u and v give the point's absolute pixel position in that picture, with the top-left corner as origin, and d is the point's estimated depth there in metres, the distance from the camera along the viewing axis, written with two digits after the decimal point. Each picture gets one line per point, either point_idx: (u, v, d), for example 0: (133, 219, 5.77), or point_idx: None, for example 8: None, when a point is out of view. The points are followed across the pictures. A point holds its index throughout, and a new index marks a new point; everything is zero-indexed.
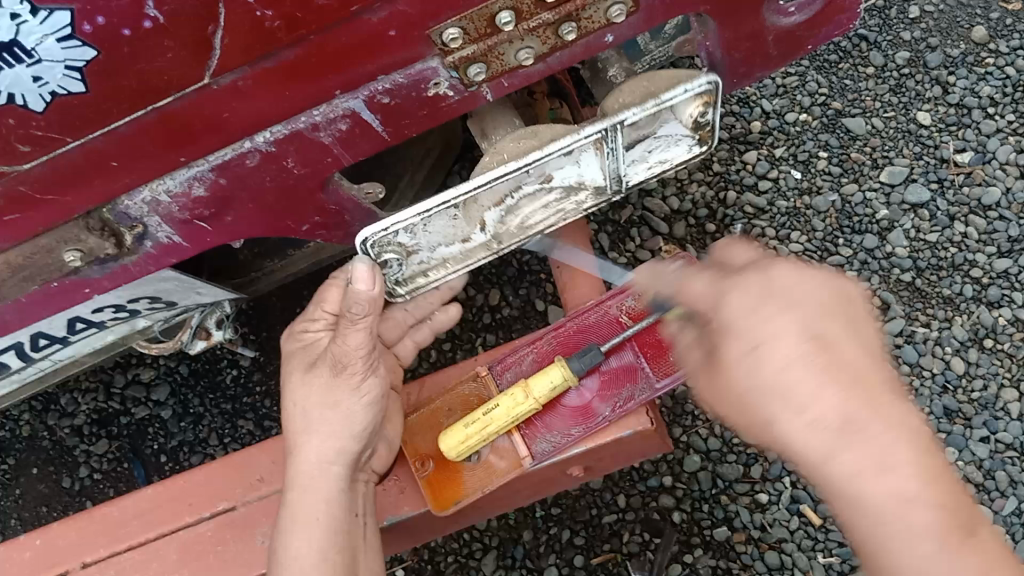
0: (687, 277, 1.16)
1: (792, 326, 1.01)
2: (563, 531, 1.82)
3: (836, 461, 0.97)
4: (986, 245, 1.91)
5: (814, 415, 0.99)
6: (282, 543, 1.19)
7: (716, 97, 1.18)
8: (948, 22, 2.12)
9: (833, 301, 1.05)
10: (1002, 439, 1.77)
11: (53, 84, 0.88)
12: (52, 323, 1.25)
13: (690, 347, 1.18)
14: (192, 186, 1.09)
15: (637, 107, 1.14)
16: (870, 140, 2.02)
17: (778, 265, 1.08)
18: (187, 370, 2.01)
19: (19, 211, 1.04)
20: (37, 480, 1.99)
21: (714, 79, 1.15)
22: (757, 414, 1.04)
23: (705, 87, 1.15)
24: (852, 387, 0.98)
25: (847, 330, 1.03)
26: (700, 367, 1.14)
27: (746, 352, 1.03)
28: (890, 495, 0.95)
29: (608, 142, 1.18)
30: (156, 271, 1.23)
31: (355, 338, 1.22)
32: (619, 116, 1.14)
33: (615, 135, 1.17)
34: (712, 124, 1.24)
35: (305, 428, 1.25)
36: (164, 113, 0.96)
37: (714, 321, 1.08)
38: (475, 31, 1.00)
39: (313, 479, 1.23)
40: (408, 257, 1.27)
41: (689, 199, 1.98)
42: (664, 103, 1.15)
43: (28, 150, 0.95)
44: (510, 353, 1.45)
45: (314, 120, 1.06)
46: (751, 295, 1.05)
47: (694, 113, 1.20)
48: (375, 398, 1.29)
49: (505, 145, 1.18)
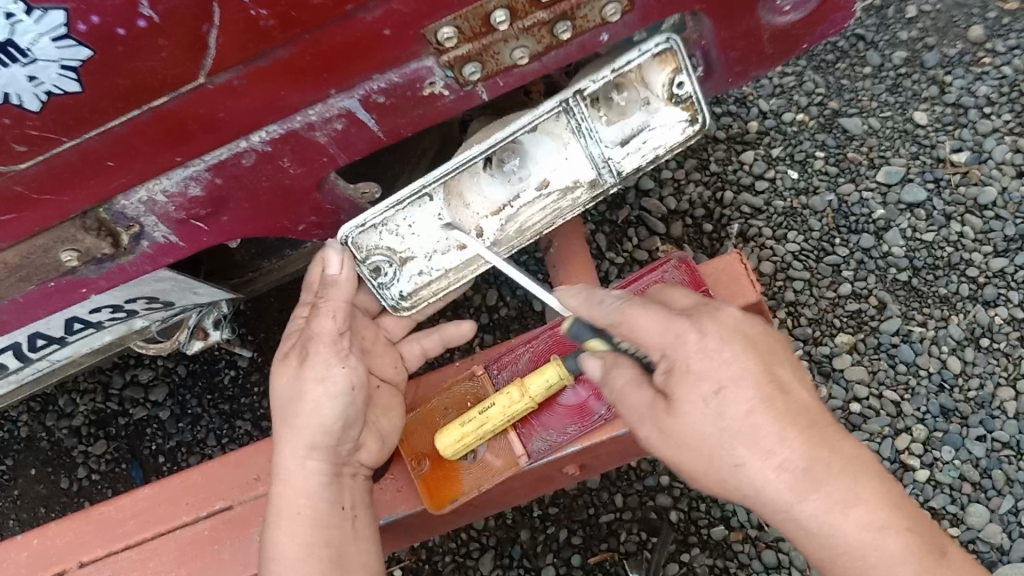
0: (626, 304, 1.05)
1: (756, 369, 0.97)
2: (561, 530, 1.82)
3: (804, 501, 0.94)
4: (982, 244, 1.92)
5: (782, 459, 0.95)
6: (265, 543, 1.20)
7: (680, 59, 1.16)
8: (944, 22, 2.13)
9: (781, 346, 1.03)
10: (998, 438, 1.78)
11: (48, 83, 0.88)
12: (49, 323, 1.25)
13: (629, 387, 1.05)
14: (188, 186, 1.09)
15: (594, 75, 1.16)
16: (867, 140, 2.02)
17: (728, 307, 1.03)
18: (185, 370, 2.02)
19: (15, 211, 1.04)
20: (35, 480, 1.99)
21: (671, 38, 1.13)
22: (721, 464, 0.97)
23: (663, 47, 1.14)
24: (810, 430, 0.96)
25: (798, 375, 1.01)
26: (649, 417, 1.02)
27: (709, 397, 0.96)
28: (860, 531, 0.93)
29: (576, 118, 1.21)
30: (153, 271, 1.23)
31: (321, 324, 1.24)
32: (576, 85, 1.16)
33: (581, 109, 1.20)
34: (693, 96, 1.21)
35: (282, 422, 1.24)
36: (159, 113, 0.97)
37: (669, 356, 1.00)
38: (470, 30, 1.00)
39: (292, 471, 1.22)
40: (404, 265, 1.32)
41: (686, 199, 1.99)
42: (622, 70, 1.16)
43: (23, 150, 0.95)
44: (506, 351, 1.45)
45: (309, 120, 1.06)
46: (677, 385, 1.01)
47: (667, 81, 1.20)
48: (346, 386, 1.23)
49: (479, 137, 1.26)
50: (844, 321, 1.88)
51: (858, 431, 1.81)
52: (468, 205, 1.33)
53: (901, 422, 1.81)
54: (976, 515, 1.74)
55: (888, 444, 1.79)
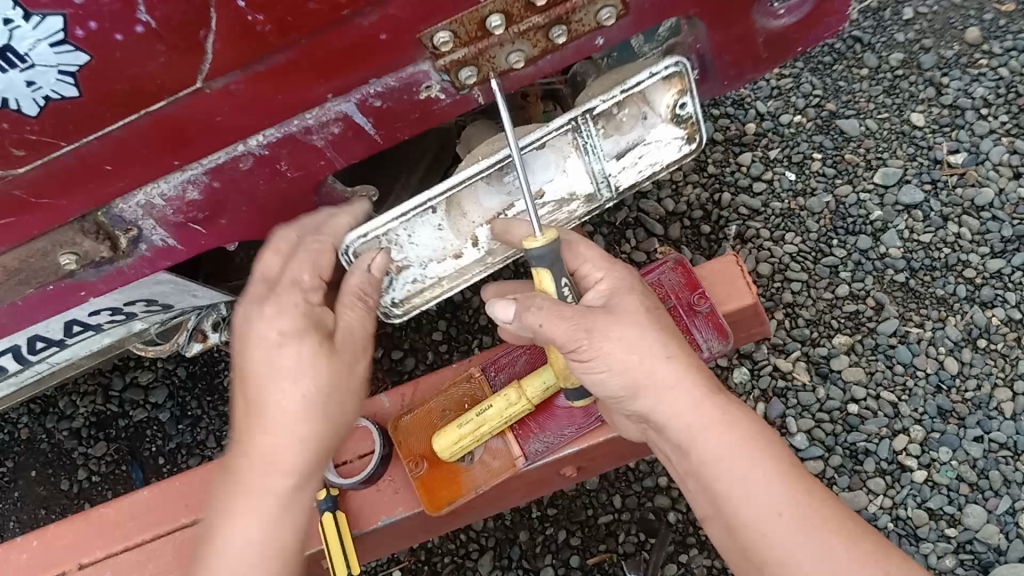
0: None
1: None
2: (559, 531, 1.83)
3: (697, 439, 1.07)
4: (980, 245, 1.92)
5: None
6: (261, 531, 1.07)
7: (688, 83, 1.18)
8: (941, 24, 2.13)
9: None
10: (995, 438, 1.78)
11: (46, 89, 0.88)
12: (49, 325, 1.26)
13: None
14: (186, 189, 1.10)
15: (605, 95, 1.17)
16: (864, 141, 2.03)
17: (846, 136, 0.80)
18: (185, 372, 2.02)
19: (14, 215, 1.05)
20: (35, 482, 2.00)
21: (679, 62, 1.16)
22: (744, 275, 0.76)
23: (672, 70, 1.16)
24: None
25: None
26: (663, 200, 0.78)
27: None
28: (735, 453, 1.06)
29: (582, 136, 1.22)
30: (151, 274, 1.23)
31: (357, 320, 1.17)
32: (587, 104, 1.17)
33: (588, 127, 1.21)
34: (694, 117, 1.24)
35: (317, 411, 1.09)
36: (157, 117, 0.97)
37: None
38: (465, 35, 1.01)
39: (289, 500, 1.09)
40: (399, 273, 1.31)
41: (684, 201, 1.99)
42: (631, 92, 1.17)
43: (22, 154, 0.96)
44: (503, 353, 1.46)
45: (306, 123, 1.07)
46: (629, 335, 1.07)
47: (671, 103, 1.21)
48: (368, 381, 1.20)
49: (480, 150, 1.25)
50: (842, 322, 1.88)
51: (855, 432, 1.82)
52: (466, 214, 1.31)
53: (899, 423, 1.81)
54: (973, 515, 1.74)
55: (886, 445, 1.80)
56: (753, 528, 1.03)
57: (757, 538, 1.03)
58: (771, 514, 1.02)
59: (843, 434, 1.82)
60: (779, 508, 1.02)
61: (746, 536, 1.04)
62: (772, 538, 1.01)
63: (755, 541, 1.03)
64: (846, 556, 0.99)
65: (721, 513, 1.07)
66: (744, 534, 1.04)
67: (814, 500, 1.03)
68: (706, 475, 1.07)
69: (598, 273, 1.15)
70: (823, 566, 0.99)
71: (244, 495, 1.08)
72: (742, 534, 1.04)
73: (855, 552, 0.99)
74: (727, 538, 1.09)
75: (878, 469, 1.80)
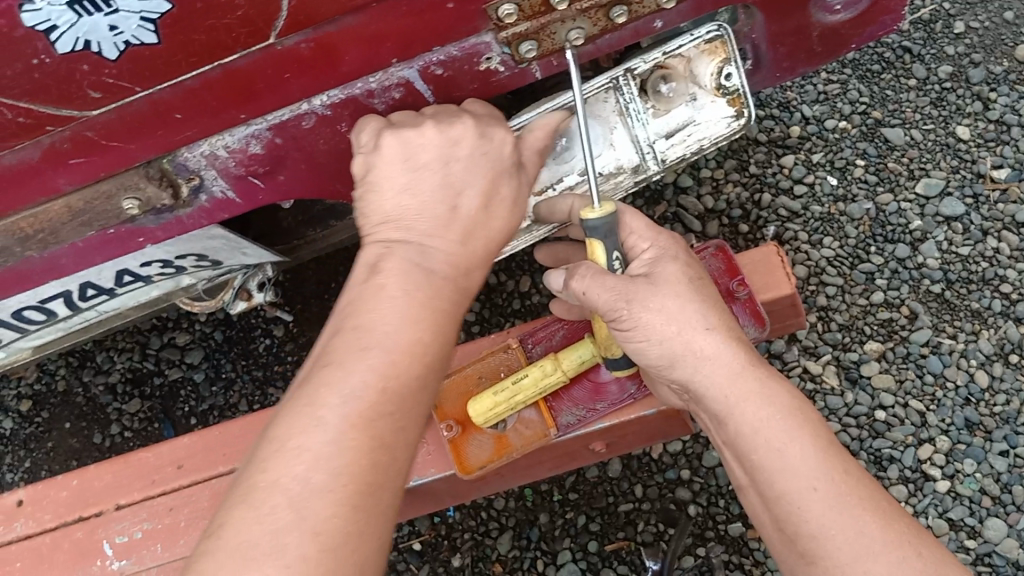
0: None
1: None
2: (579, 516, 1.86)
3: (742, 410, 1.09)
4: (1018, 261, 1.92)
5: None
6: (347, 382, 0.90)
7: (730, 49, 1.21)
8: (992, 39, 2.12)
9: None
10: (1021, 453, 1.79)
11: (127, 34, 0.91)
12: (101, 272, 1.30)
13: None
14: (249, 143, 1.14)
15: (644, 56, 1.23)
16: (908, 151, 2.03)
17: None
18: (221, 336, 2.06)
19: (83, 156, 1.08)
20: (69, 433, 2.06)
21: (721, 26, 1.19)
22: None
23: (713, 34, 1.20)
24: None
25: None
26: None
27: None
28: (777, 435, 1.06)
29: (624, 98, 1.26)
30: (206, 225, 1.28)
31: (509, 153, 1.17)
32: (628, 63, 1.23)
33: (630, 87, 1.25)
34: (739, 90, 1.25)
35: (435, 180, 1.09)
36: (229, 69, 1.01)
37: None
38: (529, 9, 1.02)
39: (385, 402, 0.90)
40: None
41: (724, 199, 2.01)
42: (672, 55, 1.22)
43: (98, 97, 1.00)
44: (540, 326, 1.49)
45: (369, 87, 1.10)
46: (669, 307, 1.12)
47: (715, 72, 1.24)
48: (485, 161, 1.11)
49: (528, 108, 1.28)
50: (874, 330, 1.90)
51: (881, 438, 1.83)
52: None
53: (924, 433, 1.83)
54: (993, 529, 1.76)
55: (910, 453, 1.82)
56: (795, 498, 1.04)
57: (791, 511, 1.04)
58: (807, 488, 1.03)
59: (869, 440, 1.84)
60: (814, 484, 1.03)
61: (782, 508, 1.05)
62: (807, 512, 1.02)
63: (790, 513, 1.04)
64: (878, 535, 1.00)
65: (757, 485, 1.08)
66: (779, 507, 1.05)
67: (850, 479, 1.04)
68: (742, 446, 1.09)
69: (645, 244, 1.18)
70: (856, 542, 1.00)
71: (358, 359, 0.91)
72: (777, 506, 1.06)
73: (886, 533, 1.00)
74: (761, 509, 1.10)
75: (901, 476, 1.81)
